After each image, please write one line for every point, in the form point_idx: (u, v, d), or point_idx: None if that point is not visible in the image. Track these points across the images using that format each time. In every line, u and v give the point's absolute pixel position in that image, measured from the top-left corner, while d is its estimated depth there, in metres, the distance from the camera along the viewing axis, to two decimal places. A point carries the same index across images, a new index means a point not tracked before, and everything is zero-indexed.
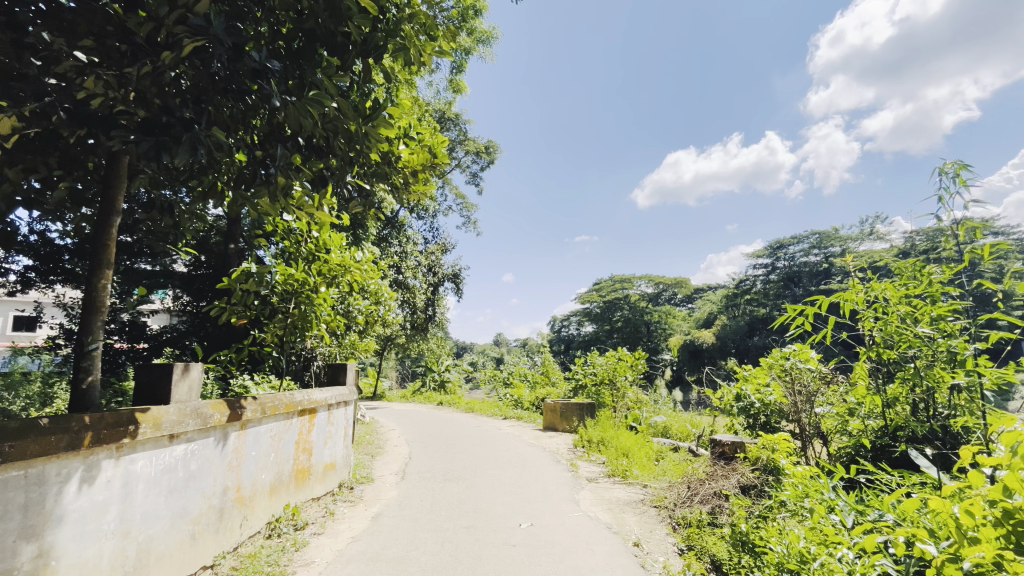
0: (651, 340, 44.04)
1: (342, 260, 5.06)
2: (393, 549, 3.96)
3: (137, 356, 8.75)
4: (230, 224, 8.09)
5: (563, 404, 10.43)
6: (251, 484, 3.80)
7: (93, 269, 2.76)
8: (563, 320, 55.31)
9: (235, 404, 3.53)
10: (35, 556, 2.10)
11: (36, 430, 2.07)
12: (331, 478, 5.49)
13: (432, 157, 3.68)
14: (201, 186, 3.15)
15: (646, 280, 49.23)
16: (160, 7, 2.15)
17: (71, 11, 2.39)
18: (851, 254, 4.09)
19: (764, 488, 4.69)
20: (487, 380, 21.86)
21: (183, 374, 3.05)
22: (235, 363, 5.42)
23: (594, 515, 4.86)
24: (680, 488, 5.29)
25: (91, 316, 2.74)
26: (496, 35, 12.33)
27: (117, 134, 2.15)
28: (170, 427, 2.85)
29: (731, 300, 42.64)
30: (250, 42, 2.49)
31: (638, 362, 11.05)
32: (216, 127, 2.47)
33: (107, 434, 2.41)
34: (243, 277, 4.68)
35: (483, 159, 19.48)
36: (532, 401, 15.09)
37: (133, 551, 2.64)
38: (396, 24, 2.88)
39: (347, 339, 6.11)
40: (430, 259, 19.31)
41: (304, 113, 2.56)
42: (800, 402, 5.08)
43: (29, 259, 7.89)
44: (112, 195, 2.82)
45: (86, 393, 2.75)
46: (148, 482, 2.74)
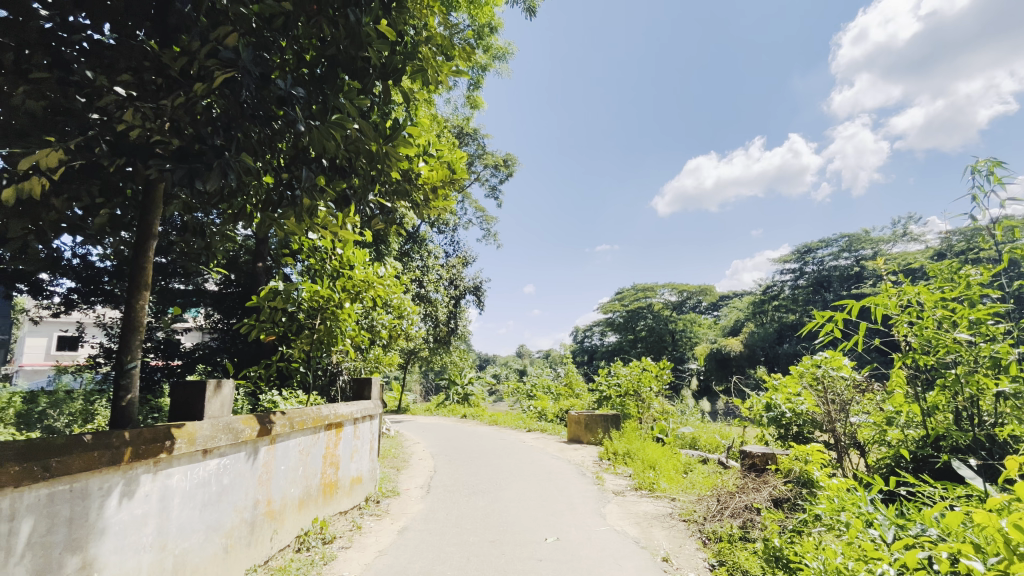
0: (676, 349, 43.30)
1: (365, 276, 5.18)
2: (419, 563, 3.96)
3: (172, 373, 9.09)
4: (258, 243, 8.36)
5: (587, 416, 10.30)
6: (281, 498, 3.88)
7: (132, 290, 2.90)
8: (585, 330, 55.15)
9: (265, 419, 3.61)
10: (79, 567, 2.19)
11: (80, 445, 2.17)
12: (358, 492, 5.55)
13: (451, 173, 3.73)
14: (232, 209, 3.29)
15: (669, 288, 48.50)
16: (193, 43, 2.28)
17: (111, 48, 2.53)
18: (884, 258, 3.94)
19: (798, 502, 4.53)
20: (510, 393, 21.79)
21: (216, 390, 3.15)
22: (264, 379, 5.55)
23: (621, 529, 4.77)
24: (710, 502, 5.14)
25: (129, 336, 2.87)
26: (512, 51, 12.52)
27: (154, 163, 2.27)
28: (204, 442, 2.93)
29: (758, 306, 41.74)
30: (276, 71, 2.61)
31: (663, 372, 10.91)
32: (244, 152, 2.58)
33: (145, 449, 2.51)
34: (271, 295, 4.82)
35: (501, 172, 19.66)
36: (556, 413, 15.00)
37: (169, 565, 2.71)
38: (414, 46, 2.95)
39: (372, 353, 6.20)
40: (451, 272, 19.57)
41: (327, 136, 2.67)
42: (834, 411, 4.95)
43: (72, 282, 8.31)
44: (149, 220, 2.97)
45: (126, 410, 2.86)
46: (184, 496, 2.83)
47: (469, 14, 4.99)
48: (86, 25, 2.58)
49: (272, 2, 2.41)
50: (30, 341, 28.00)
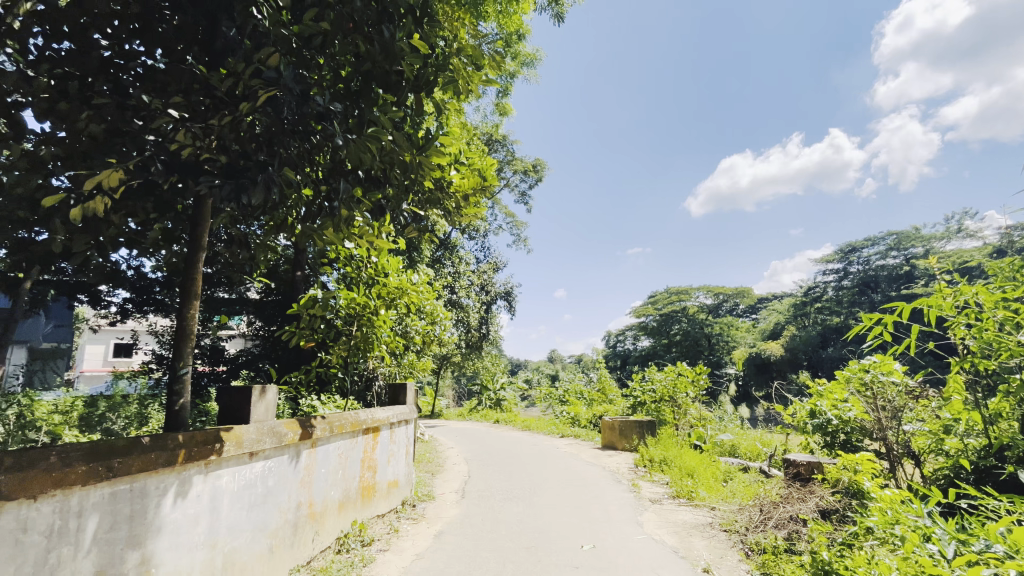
0: (713, 354, 42.15)
1: (399, 283, 5.32)
2: (455, 567, 4.00)
3: (218, 378, 9.69)
4: (296, 253, 8.57)
5: (621, 422, 10.13)
6: (322, 500, 3.99)
7: (184, 300, 3.07)
8: (617, 335, 54.38)
9: (307, 423, 3.72)
10: (139, 562, 2.32)
11: (139, 447, 2.30)
12: (395, 496, 5.65)
13: (483, 180, 3.78)
14: (274, 221, 3.43)
15: (704, 290, 47.28)
16: (238, 65, 2.41)
17: (163, 73, 2.69)
18: (936, 256, 3.72)
19: (847, 513, 4.33)
20: (542, 398, 21.70)
21: (260, 395, 3.28)
22: (304, 384, 5.74)
23: (659, 538, 4.67)
24: (751, 512, 4.96)
25: (181, 344, 3.03)
26: (540, 57, 12.59)
27: (204, 180, 2.40)
28: (250, 445, 3.05)
29: (800, 308, 40.19)
30: (315, 87, 2.71)
31: (700, 378, 10.66)
32: (286, 167, 2.69)
33: (197, 451, 2.63)
34: (310, 303, 4.99)
35: (531, 178, 19.74)
36: (590, 419, 14.87)
37: (219, 562, 2.83)
38: (445, 58, 3.02)
39: (406, 359, 6.31)
40: (482, 278, 19.76)
41: (364, 148, 2.75)
42: (885, 419, 4.71)
43: (127, 292, 8.84)
44: (199, 233, 3.14)
45: (178, 414, 3.02)
46: (232, 497, 2.96)
47: (498, 23, 4.99)
48: (140, 52, 2.76)
49: (310, 21, 2.52)
50: (90, 348, 29.80)
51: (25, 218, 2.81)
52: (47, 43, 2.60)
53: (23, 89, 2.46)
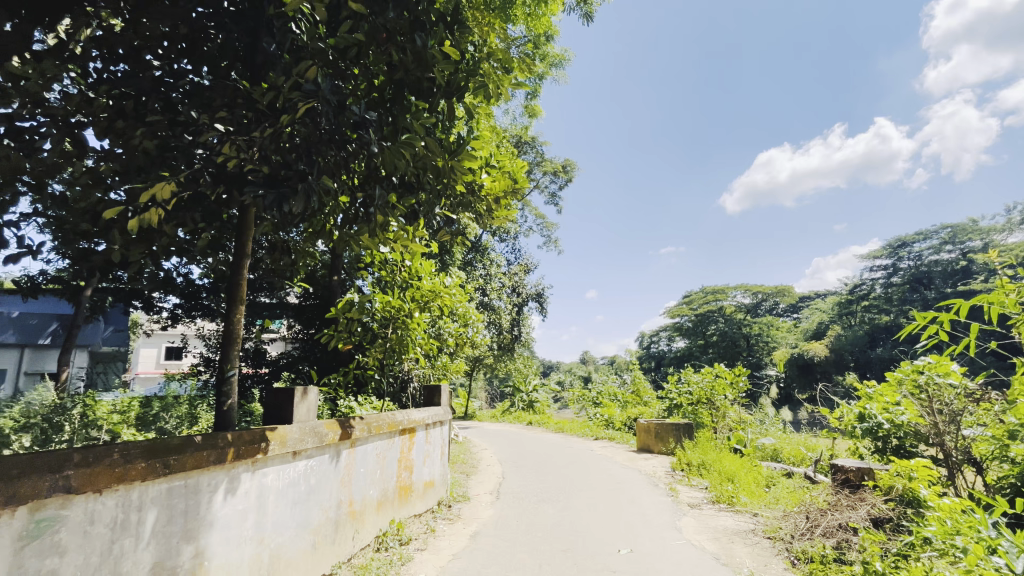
0: (752, 355, 40.80)
1: (432, 286, 5.41)
2: (492, 568, 4.02)
3: (261, 379, 10.11)
4: (333, 258, 8.67)
5: (657, 424, 9.92)
6: (361, 499, 4.10)
7: (231, 306, 3.21)
8: (651, 336, 53.43)
9: (346, 423, 3.82)
10: (192, 555, 2.44)
11: (192, 445, 2.42)
12: (431, 496, 5.74)
13: (513, 182, 3.79)
14: (313, 228, 3.55)
15: (742, 289, 45.83)
16: (279, 78, 2.51)
17: (208, 89, 2.84)
18: (997, 249, 3.49)
19: (902, 522, 4.11)
20: (574, 400, 21.52)
21: (302, 396, 3.39)
22: (342, 385, 5.90)
23: (699, 544, 4.54)
24: (797, 519, 4.76)
25: (228, 347, 3.17)
26: (569, 57, 12.56)
27: (249, 190, 2.50)
28: (294, 444, 3.16)
29: (845, 307, 38.43)
30: (350, 97, 2.80)
31: (739, 380, 10.35)
32: (325, 175, 2.78)
33: (244, 450, 2.75)
34: (347, 307, 5.13)
35: (561, 178, 19.68)
36: (624, 421, 14.66)
37: (266, 557, 2.95)
38: (475, 63, 3.06)
39: (440, 360, 6.40)
40: (514, 279, 19.82)
41: (398, 155, 2.81)
42: (942, 423, 4.45)
43: (177, 298, 9.32)
44: (244, 242, 3.28)
45: (226, 414, 3.16)
46: (278, 494, 3.07)
47: (527, 25, 4.98)
48: (188, 71, 2.91)
49: (345, 33, 2.60)
50: (144, 351, 31.55)
51: (87, 230, 3.00)
52: (105, 66, 2.78)
53: (85, 110, 2.65)
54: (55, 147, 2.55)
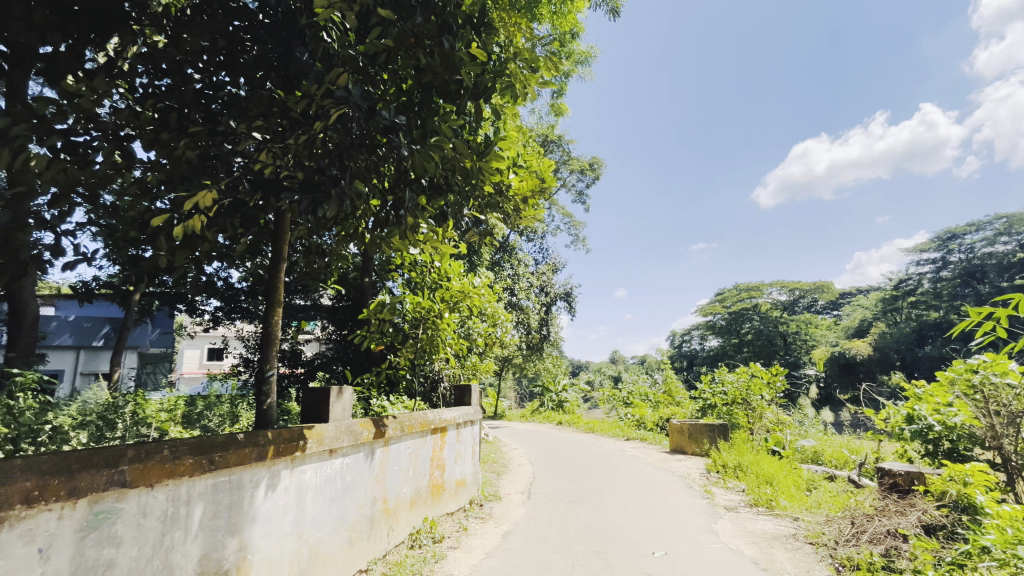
0: (789, 354, 39.47)
1: (461, 287, 5.46)
2: (525, 568, 4.02)
3: (297, 378, 10.41)
4: (364, 260, 8.86)
5: (691, 425, 9.71)
6: (395, 497, 4.17)
7: (269, 308, 3.32)
8: (682, 335, 52.41)
9: (380, 422, 3.90)
10: (237, 548, 2.54)
11: (235, 443, 2.52)
12: (463, 495, 5.79)
13: (541, 181, 3.78)
14: (346, 231, 3.63)
15: (778, 286, 44.37)
16: (312, 86, 2.58)
17: (245, 99, 2.95)
18: None
19: (956, 530, 3.90)
20: (604, 400, 21.29)
21: (338, 396, 3.46)
22: (375, 385, 6.01)
23: (737, 549, 4.42)
24: (841, 524, 4.58)
25: (267, 348, 3.27)
26: (595, 54, 12.45)
27: (285, 196, 2.57)
28: (330, 443, 3.24)
29: (890, 303, 36.72)
30: (381, 103, 2.85)
31: (776, 379, 10.02)
32: (356, 180, 2.84)
33: (284, 447, 2.84)
34: (379, 308, 5.22)
35: (587, 177, 19.53)
36: (655, 422, 14.42)
37: (305, 552, 3.04)
38: (502, 63, 3.07)
39: (470, 360, 6.44)
40: (542, 279, 19.80)
41: (428, 158, 2.84)
42: (1000, 425, 4.22)
43: (218, 301, 9.68)
44: (280, 246, 3.38)
45: (266, 413, 3.27)
46: (315, 491, 3.16)
47: (553, 24, 4.96)
48: (226, 82, 3.03)
49: (375, 40, 2.66)
50: (188, 352, 33.00)
51: (136, 238, 3.14)
52: (151, 81, 2.92)
53: (134, 124, 2.75)
54: (106, 160, 2.68)
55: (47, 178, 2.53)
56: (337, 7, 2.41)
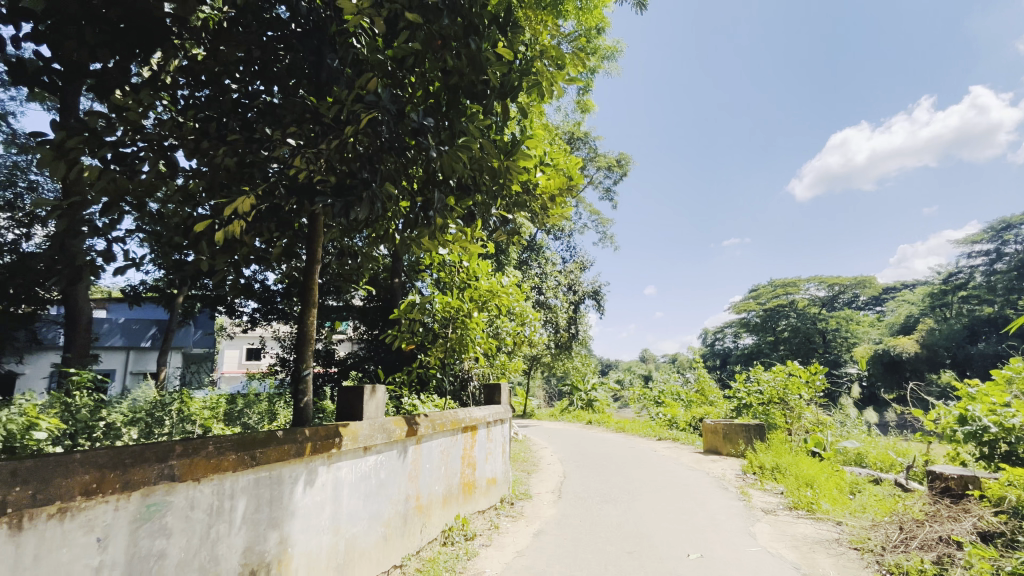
0: (829, 352, 37.99)
1: (490, 286, 5.49)
2: (557, 567, 4.02)
3: (331, 377, 10.68)
4: (394, 261, 9.00)
5: (725, 425, 9.47)
6: (427, 494, 4.23)
7: (304, 309, 3.42)
8: (715, 333, 51.18)
9: (412, 420, 3.96)
10: (278, 542, 2.62)
11: (275, 439, 2.60)
12: (494, 493, 5.83)
13: (568, 179, 3.75)
14: (376, 232, 3.69)
15: (816, 281, 42.76)
16: (343, 92, 2.64)
17: (279, 106, 3.04)
18: None
19: (1016, 538, 3.68)
20: (635, 399, 20.99)
21: (371, 394, 3.53)
22: (406, 384, 6.10)
23: (777, 553, 4.29)
24: (889, 529, 4.39)
25: (303, 348, 3.36)
26: (621, 49, 12.30)
27: (319, 200, 2.64)
28: (364, 440, 3.31)
29: (939, 298, 34.84)
30: (409, 105, 2.88)
31: (816, 378, 9.67)
32: (386, 182, 2.88)
33: (321, 444, 2.92)
34: (409, 308, 5.28)
35: (616, 173, 19.30)
36: (688, 421, 14.14)
37: (342, 546, 3.12)
38: (528, 62, 3.06)
39: (498, 359, 6.46)
40: (570, 277, 19.68)
41: (456, 159, 2.87)
42: None
43: (255, 302, 10.02)
44: (314, 248, 3.47)
45: (303, 411, 3.37)
46: (351, 487, 3.23)
47: (578, 20, 4.92)
48: (260, 91, 3.13)
49: (403, 44, 2.69)
50: (228, 353, 34.34)
51: (180, 243, 3.28)
52: (191, 93, 3.04)
53: (175, 134, 2.85)
54: (151, 169, 2.80)
55: (98, 187, 2.68)
56: (366, 13, 2.46)
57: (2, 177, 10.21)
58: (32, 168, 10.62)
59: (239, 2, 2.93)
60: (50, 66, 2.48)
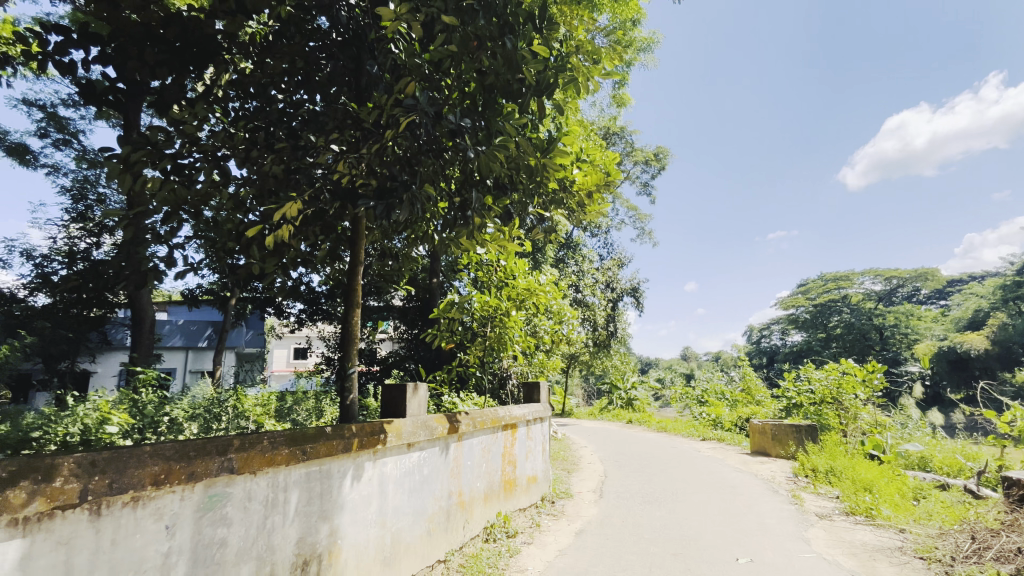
0: (887, 349, 35.81)
1: (527, 285, 5.49)
2: (600, 567, 3.98)
3: (373, 375, 10.99)
4: (432, 261, 9.16)
5: (773, 425, 9.10)
6: (469, 490, 4.28)
7: (348, 309, 3.53)
8: (761, 330, 49.26)
9: (453, 417, 4.01)
10: (329, 534, 2.72)
11: (324, 435, 2.70)
12: (535, 491, 5.85)
13: (606, 175, 3.68)
14: (415, 234, 3.76)
15: (871, 274, 40.41)
16: (382, 97, 2.70)
17: (322, 114, 3.13)
18: None
19: None
20: (677, 398, 20.46)
21: (413, 392, 3.60)
22: (446, 382, 6.18)
23: (833, 559, 4.09)
24: (959, 539, 4.11)
25: (347, 347, 3.47)
26: (658, 40, 12.01)
27: (362, 203, 2.72)
28: (408, 437, 3.39)
29: (1013, 291, 32.18)
30: (447, 108, 2.92)
31: (873, 377, 9.14)
32: (425, 184, 2.93)
33: (366, 441, 3.01)
34: (448, 307, 5.35)
35: (653, 167, 18.87)
36: (734, 421, 13.67)
37: (388, 540, 3.20)
38: (564, 58, 3.03)
39: (536, 358, 6.45)
40: (607, 275, 19.41)
41: (493, 158, 2.89)
42: None
43: (301, 303, 10.43)
44: (357, 250, 3.58)
45: (349, 408, 3.47)
46: (396, 482, 3.31)
47: (613, 14, 4.83)
48: (305, 100, 3.24)
49: (439, 47, 2.73)
50: (278, 352, 35.96)
51: (233, 248, 3.45)
52: (241, 105, 3.19)
53: (228, 145, 3.01)
54: (206, 178, 2.96)
55: (160, 198, 2.86)
56: (404, 18, 2.51)
57: (75, 192, 11.07)
58: (101, 182, 11.44)
59: (283, 15, 3.04)
60: (115, 86, 2.66)
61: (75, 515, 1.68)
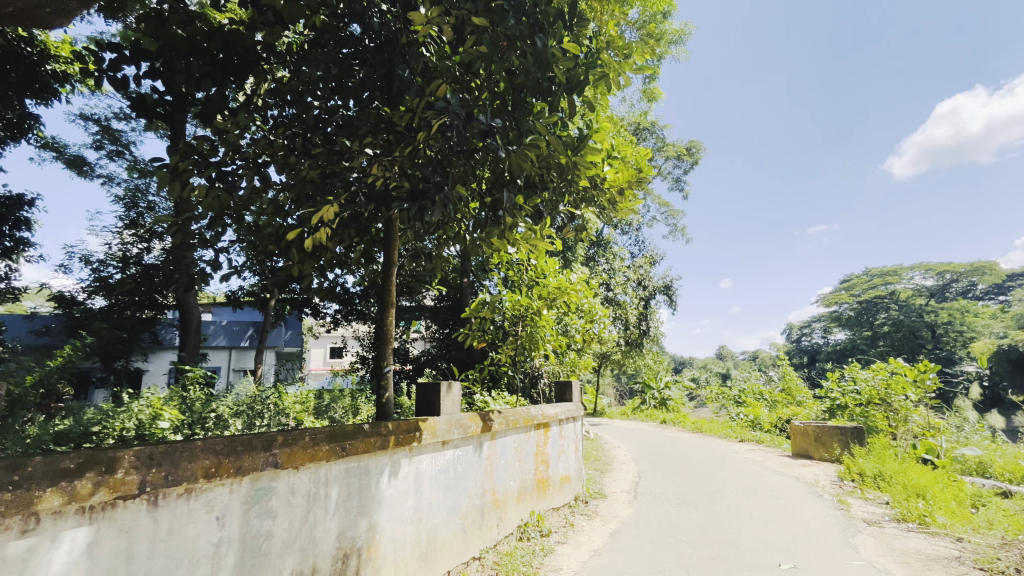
0: (939, 348, 33.85)
1: (558, 283, 5.47)
2: (635, 569, 3.93)
3: (407, 374, 11.17)
4: (463, 261, 9.23)
5: (816, 427, 8.75)
6: (503, 489, 4.31)
7: (383, 309, 3.60)
8: (801, 328, 47.43)
9: (486, 416, 4.05)
10: (367, 528, 2.79)
11: (362, 432, 2.77)
12: (568, 491, 5.83)
13: (638, 171, 3.62)
14: (447, 234, 3.80)
15: (922, 269, 38.30)
16: (414, 100, 2.75)
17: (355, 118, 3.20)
18: None
19: None
20: (712, 398, 19.95)
21: (447, 391, 3.64)
22: (478, 381, 6.23)
23: (884, 568, 3.91)
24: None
25: (382, 346, 3.55)
26: (689, 32, 11.74)
27: (396, 205, 2.77)
28: (442, 435, 3.44)
29: None
30: (478, 109, 2.93)
31: (925, 378, 8.67)
32: (457, 185, 2.95)
33: (402, 438, 3.06)
34: (480, 307, 5.39)
35: (686, 162, 18.47)
36: (773, 423, 13.21)
37: (424, 536, 3.25)
38: (594, 54, 2.99)
39: (568, 357, 6.42)
40: (639, 272, 19.10)
41: (524, 157, 2.89)
42: None
43: (337, 303, 10.71)
44: (391, 251, 3.64)
45: (385, 406, 3.55)
46: (431, 479, 3.37)
47: (643, 7, 4.76)
48: (339, 106, 3.32)
49: (470, 48, 2.74)
50: (315, 351, 37.10)
51: (274, 251, 3.57)
52: (279, 112, 3.29)
53: (268, 152, 3.12)
54: (247, 184, 3.07)
55: (206, 204, 3.00)
56: (436, 22, 2.54)
57: (128, 201, 11.69)
58: (151, 191, 12.03)
59: (318, 24, 3.13)
60: (164, 98, 2.80)
61: (135, 505, 1.78)
